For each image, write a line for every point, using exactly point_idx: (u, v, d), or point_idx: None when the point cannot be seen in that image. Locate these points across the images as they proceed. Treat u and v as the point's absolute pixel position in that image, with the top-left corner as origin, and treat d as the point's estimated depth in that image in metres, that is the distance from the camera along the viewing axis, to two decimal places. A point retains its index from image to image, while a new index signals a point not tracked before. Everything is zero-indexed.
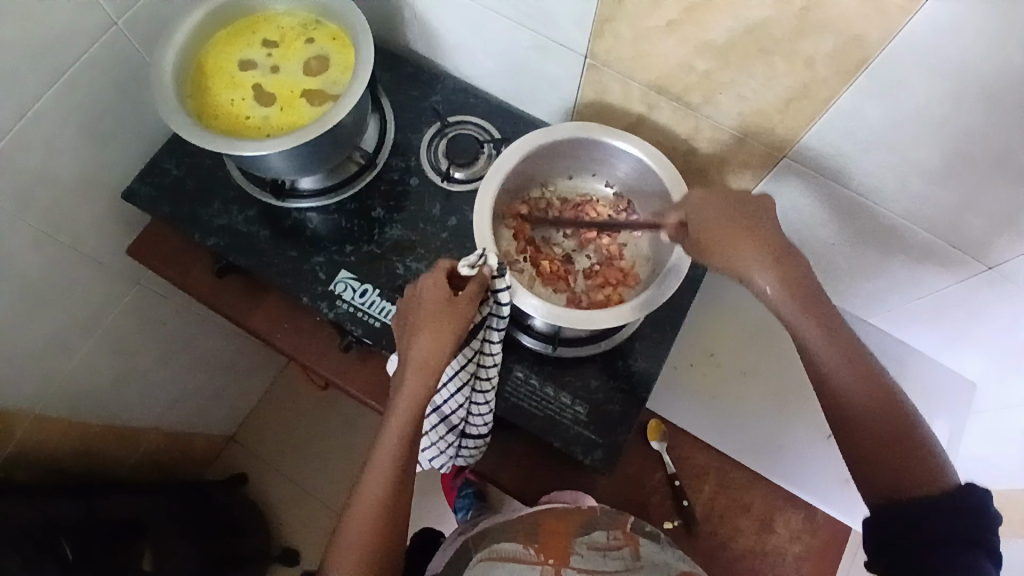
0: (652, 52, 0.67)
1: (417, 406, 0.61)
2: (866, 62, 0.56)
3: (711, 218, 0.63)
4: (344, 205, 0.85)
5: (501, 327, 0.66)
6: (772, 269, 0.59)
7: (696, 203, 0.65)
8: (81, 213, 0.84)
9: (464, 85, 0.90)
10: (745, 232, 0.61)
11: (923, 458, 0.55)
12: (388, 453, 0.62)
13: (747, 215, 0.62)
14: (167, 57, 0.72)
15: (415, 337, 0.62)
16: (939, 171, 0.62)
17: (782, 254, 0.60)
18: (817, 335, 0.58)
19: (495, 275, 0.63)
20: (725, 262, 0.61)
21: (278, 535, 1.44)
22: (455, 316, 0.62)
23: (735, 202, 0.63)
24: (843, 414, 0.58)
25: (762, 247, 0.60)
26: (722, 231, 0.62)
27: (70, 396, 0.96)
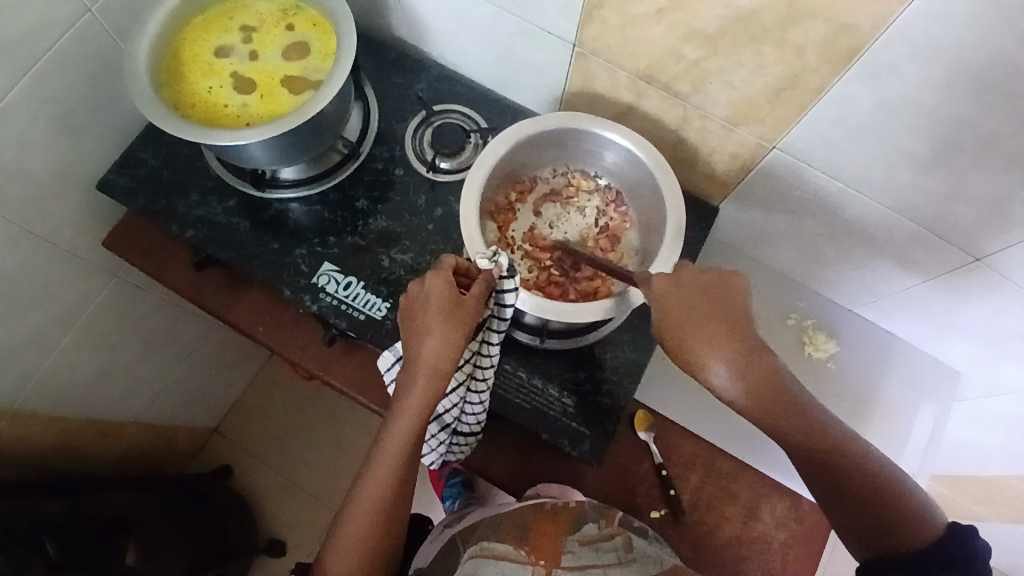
0: (641, 39, 0.66)
1: (426, 402, 0.61)
2: (857, 51, 0.56)
3: (673, 307, 0.59)
4: (327, 196, 0.83)
5: (502, 327, 0.66)
6: (727, 356, 0.57)
7: (662, 295, 0.60)
8: (56, 206, 0.82)
9: (449, 72, 0.89)
10: (702, 321, 0.58)
11: (906, 512, 0.55)
12: (395, 448, 0.62)
13: (700, 299, 0.59)
14: (139, 43, 0.69)
15: (426, 334, 0.61)
16: (929, 160, 0.62)
17: (744, 343, 0.58)
18: (785, 420, 0.57)
19: (504, 275, 0.63)
20: (688, 360, 0.58)
21: (265, 527, 1.43)
22: (466, 313, 0.62)
23: (696, 286, 0.60)
24: (823, 482, 0.57)
25: (718, 339, 0.57)
26: (682, 325, 0.58)
27: (49, 393, 0.94)
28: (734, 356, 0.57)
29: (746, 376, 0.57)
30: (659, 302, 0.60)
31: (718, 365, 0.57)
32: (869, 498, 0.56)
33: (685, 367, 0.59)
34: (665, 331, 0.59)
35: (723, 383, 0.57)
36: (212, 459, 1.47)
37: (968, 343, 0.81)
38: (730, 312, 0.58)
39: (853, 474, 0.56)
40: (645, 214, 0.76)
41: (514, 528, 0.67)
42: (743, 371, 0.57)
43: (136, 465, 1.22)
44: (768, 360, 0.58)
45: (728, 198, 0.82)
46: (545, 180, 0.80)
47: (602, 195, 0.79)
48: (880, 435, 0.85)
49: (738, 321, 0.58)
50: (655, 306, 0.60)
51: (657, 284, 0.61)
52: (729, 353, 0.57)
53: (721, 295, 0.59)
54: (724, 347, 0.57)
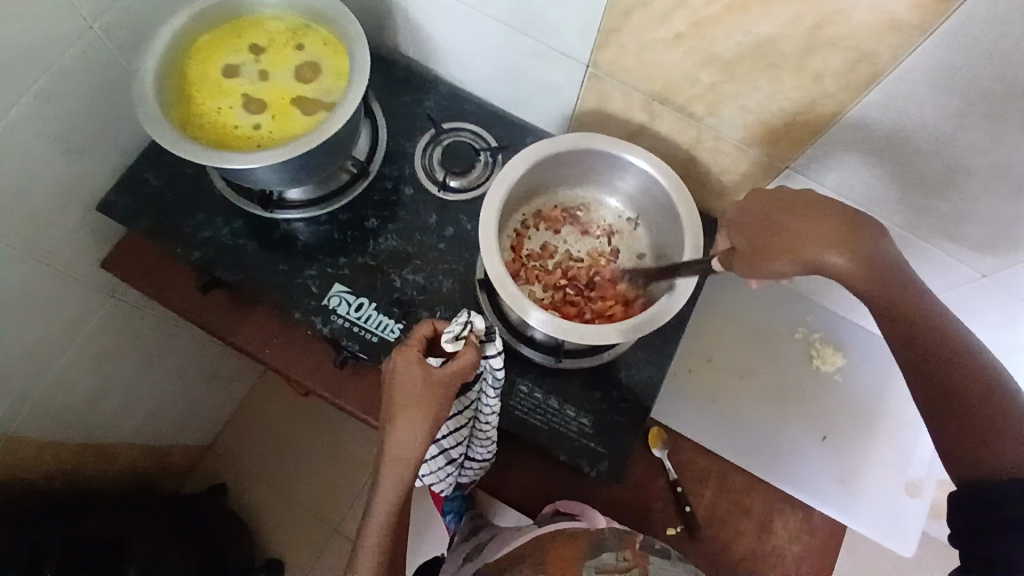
0: (657, 63, 0.67)
1: (402, 495, 0.57)
2: (874, 80, 0.57)
3: (758, 222, 0.62)
4: (336, 215, 0.82)
5: (497, 388, 0.65)
6: (834, 247, 0.59)
7: (743, 214, 0.63)
8: (56, 228, 0.79)
9: (457, 90, 0.88)
10: (796, 224, 0.60)
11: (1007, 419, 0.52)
12: (371, 548, 0.58)
13: (787, 206, 0.61)
14: (147, 62, 0.68)
15: (398, 421, 0.57)
16: (939, 184, 0.63)
17: (850, 229, 0.59)
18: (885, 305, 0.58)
19: (484, 340, 0.61)
20: (789, 265, 0.60)
21: (263, 547, 1.40)
22: (442, 394, 0.58)
23: (786, 200, 0.62)
24: (929, 380, 0.56)
25: (817, 234, 0.59)
26: (778, 232, 0.60)
27: (45, 418, 0.91)
28: (841, 244, 0.59)
29: (853, 260, 0.58)
30: (745, 221, 0.63)
31: (832, 256, 0.58)
32: (968, 403, 0.54)
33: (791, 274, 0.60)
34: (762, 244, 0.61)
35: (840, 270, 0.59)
36: (207, 477, 1.43)
37: None
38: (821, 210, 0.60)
39: (956, 373, 0.55)
40: (659, 233, 0.76)
41: (533, 555, 0.69)
42: (854, 258, 0.59)
43: (130, 485, 1.18)
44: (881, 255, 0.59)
45: None
46: (558, 200, 0.80)
47: (615, 217, 0.80)
48: (886, 448, 0.87)
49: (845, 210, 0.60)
50: (740, 228, 0.63)
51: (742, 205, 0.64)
52: (833, 245, 0.59)
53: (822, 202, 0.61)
54: (829, 232, 0.59)
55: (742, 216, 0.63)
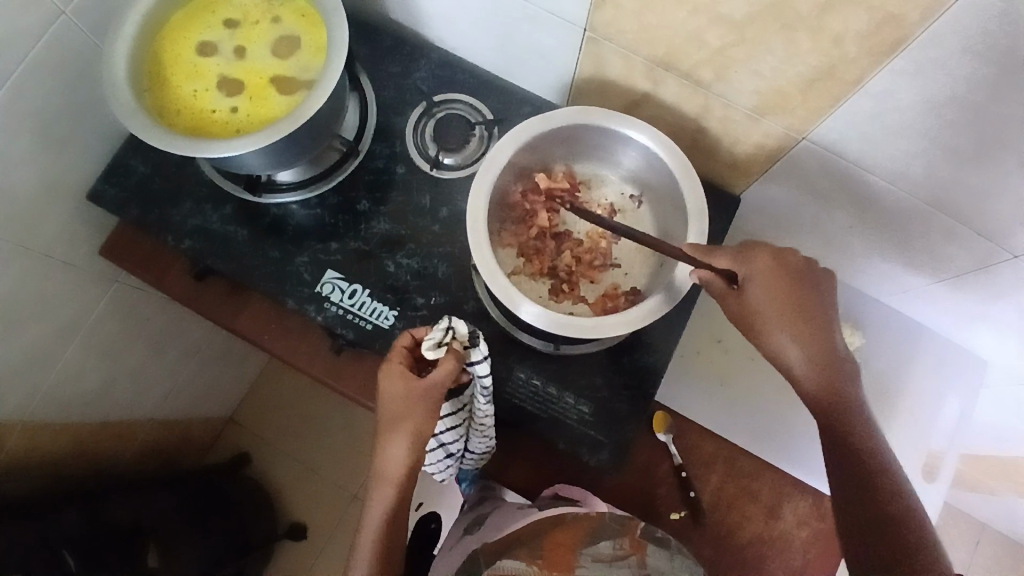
0: (659, 25, 0.61)
1: (394, 495, 0.67)
2: (901, 44, 0.50)
3: (767, 294, 0.60)
4: (327, 198, 0.79)
5: (488, 395, 0.68)
6: (806, 348, 0.60)
7: (760, 271, 0.60)
8: (47, 219, 0.78)
9: (450, 57, 0.83)
10: (790, 309, 0.60)
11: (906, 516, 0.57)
12: (370, 539, 0.67)
13: (797, 285, 0.60)
14: (117, 46, 0.64)
15: (388, 433, 0.66)
16: (971, 157, 0.57)
17: (819, 331, 0.61)
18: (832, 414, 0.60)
19: (467, 346, 0.65)
20: (764, 340, 0.61)
21: (284, 513, 1.45)
22: (420, 405, 0.64)
23: (795, 270, 0.61)
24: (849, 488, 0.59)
25: (801, 326, 0.60)
26: (774, 308, 0.60)
27: (59, 403, 0.93)
28: (813, 348, 0.60)
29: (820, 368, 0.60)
30: (756, 278, 0.61)
31: (795, 352, 0.60)
32: (885, 514, 0.57)
33: (761, 346, 0.62)
34: (749, 316, 0.61)
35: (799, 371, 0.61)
36: (229, 448, 1.48)
37: (995, 333, 0.78)
38: (819, 299, 0.61)
39: (874, 475, 0.58)
40: (664, 210, 0.72)
41: (531, 538, 0.68)
42: (821, 366, 0.60)
43: (151, 461, 1.22)
44: (846, 363, 0.61)
45: (751, 186, 0.77)
46: (556, 173, 0.75)
47: (617, 195, 0.76)
48: (904, 429, 0.84)
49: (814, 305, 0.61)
50: (750, 282, 0.61)
51: (757, 255, 0.61)
52: (811, 348, 0.60)
53: (814, 285, 0.61)
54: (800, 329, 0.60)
55: (761, 280, 0.60)
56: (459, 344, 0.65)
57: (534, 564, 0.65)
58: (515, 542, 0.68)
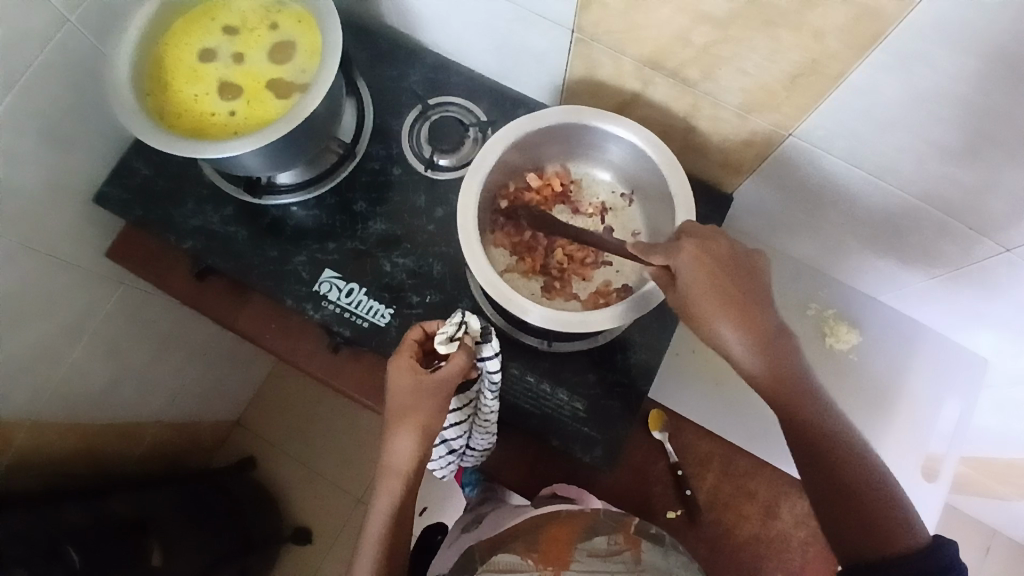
0: (645, 24, 0.62)
1: (402, 487, 0.68)
2: (880, 37, 0.51)
3: (699, 282, 0.59)
4: (325, 199, 0.80)
5: (495, 389, 0.69)
6: (745, 332, 0.59)
7: (688, 259, 0.60)
8: (54, 219, 0.80)
9: (445, 61, 0.84)
10: (722, 296, 0.59)
11: (873, 498, 0.58)
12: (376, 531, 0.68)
13: (723, 271, 0.59)
14: (120, 53, 0.67)
15: (396, 425, 0.66)
16: (957, 152, 0.57)
17: (757, 313, 0.59)
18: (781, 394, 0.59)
19: (478, 341, 0.66)
20: (704, 329, 0.60)
21: (288, 516, 1.46)
22: (430, 398, 0.65)
23: (720, 256, 0.60)
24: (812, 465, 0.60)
25: (737, 311, 0.59)
26: (706, 296, 0.59)
27: (66, 402, 0.95)
28: (752, 331, 0.59)
29: (764, 349, 0.59)
30: (685, 268, 0.60)
31: (735, 339, 0.59)
32: (852, 487, 0.58)
33: (704, 335, 0.61)
34: (686, 306, 0.60)
35: (744, 359, 0.59)
36: (235, 451, 1.49)
37: (994, 330, 0.77)
38: (753, 281, 0.60)
39: (831, 445, 0.59)
40: (655, 207, 0.73)
41: (527, 532, 0.68)
42: (765, 349, 0.59)
43: (157, 462, 1.24)
44: (788, 342, 0.60)
45: (743, 185, 0.78)
46: (548, 171, 0.76)
47: (609, 194, 0.77)
48: (901, 430, 0.83)
49: (750, 288, 0.60)
50: (682, 270, 0.60)
51: (685, 246, 0.60)
52: (750, 332, 0.59)
53: (744, 267, 0.60)
54: (739, 317, 0.59)
55: (688, 272, 0.60)
56: (471, 339, 0.66)
57: (530, 558, 0.65)
58: (509, 536, 0.68)
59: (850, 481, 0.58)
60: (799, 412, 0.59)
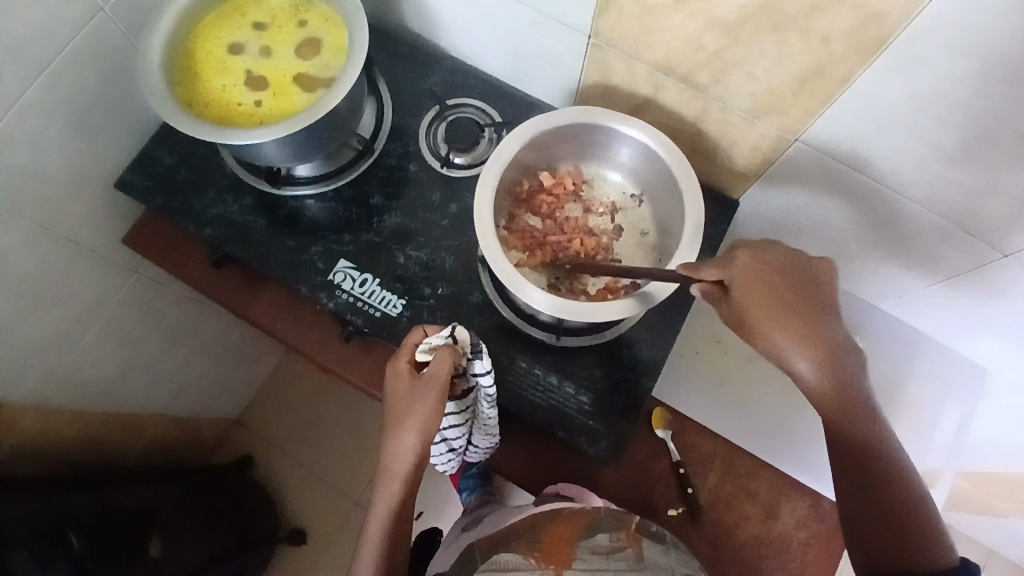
0: (659, 29, 0.65)
1: (400, 492, 0.65)
2: (885, 42, 0.54)
3: (755, 294, 0.57)
4: (342, 191, 0.83)
5: (492, 400, 0.70)
6: (807, 347, 0.57)
7: (741, 272, 0.58)
8: (77, 203, 0.82)
9: (463, 65, 0.88)
10: (783, 309, 0.57)
11: (910, 515, 0.57)
12: (375, 537, 0.65)
13: (783, 284, 0.57)
14: (154, 42, 0.69)
15: (395, 428, 0.65)
16: (956, 153, 0.60)
17: (814, 326, 0.57)
18: (834, 414, 0.57)
19: (468, 354, 0.66)
20: (765, 344, 0.58)
21: (285, 517, 1.45)
22: (428, 402, 0.64)
23: (781, 269, 0.58)
24: (853, 480, 0.59)
25: (800, 325, 0.57)
26: (765, 309, 0.57)
27: (74, 388, 0.96)
28: (816, 346, 0.57)
29: (823, 365, 0.57)
30: (739, 281, 0.58)
31: (798, 354, 0.57)
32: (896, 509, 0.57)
33: (763, 351, 0.59)
34: (743, 321, 0.58)
35: (805, 375, 0.57)
36: (234, 450, 1.49)
37: (995, 338, 0.79)
38: (814, 294, 0.58)
39: (878, 465, 0.58)
40: (664, 206, 0.75)
41: (527, 532, 0.65)
42: (824, 365, 0.57)
43: (158, 456, 1.24)
44: (853, 358, 0.57)
45: (749, 190, 0.80)
46: (561, 171, 0.79)
47: (619, 194, 0.80)
48: (904, 434, 0.85)
49: (808, 302, 0.58)
50: (733, 285, 0.58)
51: (738, 259, 0.59)
52: (812, 346, 0.57)
53: (809, 281, 0.59)
54: (795, 332, 0.57)
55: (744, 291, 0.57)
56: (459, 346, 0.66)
57: (532, 556, 0.60)
58: (510, 536, 0.65)
59: (891, 497, 0.57)
60: (852, 430, 0.57)
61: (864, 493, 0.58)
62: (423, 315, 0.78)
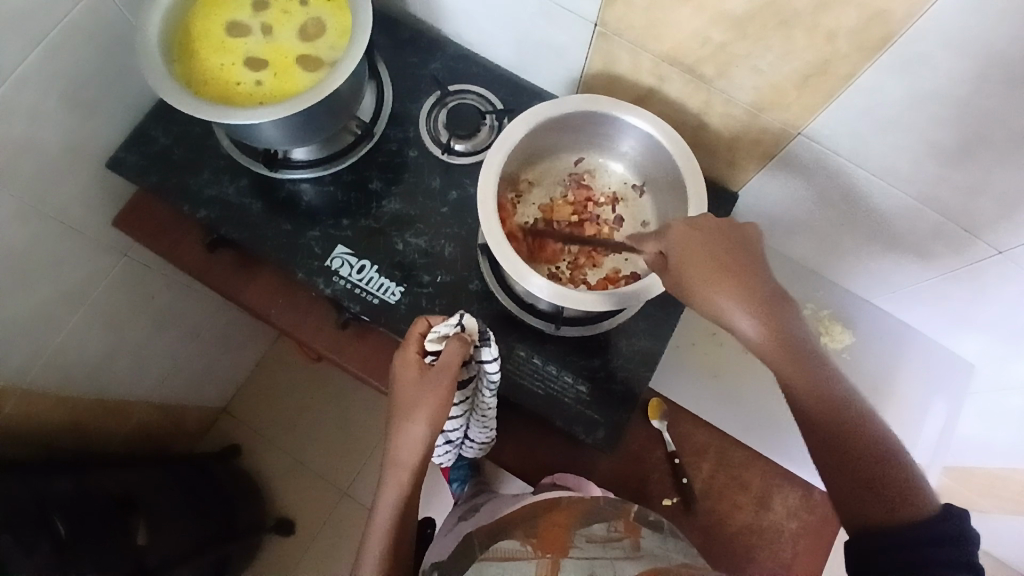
0: (665, 20, 0.64)
1: (408, 483, 0.65)
2: (890, 39, 0.54)
3: (688, 255, 0.60)
4: (340, 176, 0.81)
5: (493, 387, 0.70)
6: (739, 299, 0.58)
7: (678, 236, 0.62)
8: (67, 181, 0.80)
9: (464, 51, 0.87)
10: (712, 264, 0.59)
11: (907, 488, 0.53)
12: (382, 527, 0.64)
13: (716, 244, 0.60)
14: (151, 18, 0.68)
15: (403, 418, 0.64)
16: (954, 152, 0.61)
17: (748, 279, 0.59)
18: (789, 361, 0.57)
19: (478, 344, 0.66)
20: (701, 301, 0.59)
21: (271, 506, 1.44)
22: (436, 391, 0.63)
23: (711, 232, 0.61)
24: (815, 428, 0.56)
25: (731, 279, 0.59)
26: (698, 266, 0.60)
27: (60, 371, 0.94)
28: (747, 298, 0.58)
29: (762, 316, 0.58)
30: (674, 245, 0.62)
31: (730, 307, 0.58)
32: (861, 448, 0.55)
33: (699, 309, 0.60)
34: (681, 279, 0.60)
35: (745, 328, 0.58)
36: (221, 438, 1.47)
37: (985, 335, 0.81)
38: (745, 252, 0.60)
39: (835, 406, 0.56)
40: (665, 198, 0.76)
41: (525, 521, 0.64)
42: (760, 317, 0.58)
43: (141, 442, 1.21)
44: (787, 309, 0.59)
45: (748, 183, 0.81)
46: (558, 163, 0.80)
47: (620, 184, 0.80)
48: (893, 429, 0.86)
49: (742, 258, 0.60)
50: (671, 248, 0.62)
51: (672, 227, 0.63)
52: (744, 300, 0.58)
53: (736, 242, 0.61)
54: (731, 284, 0.58)
55: (679, 250, 0.61)
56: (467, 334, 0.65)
57: (529, 543, 0.60)
58: (508, 527, 0.64)
59: (879, 466, 0.54)
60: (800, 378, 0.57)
61: (845, 460, 0.55)
62: (422, 303, 0.77)
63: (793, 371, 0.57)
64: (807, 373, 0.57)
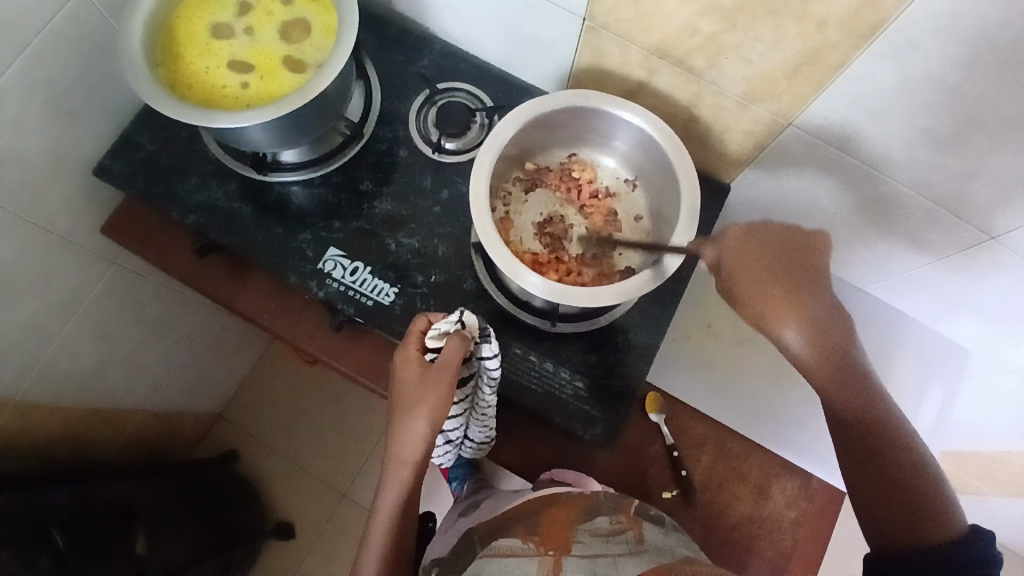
0: (653, 13, 0.64)
1: (408, 481, 0.64)
2: (879, 26, 0.54)
3: (742, 268, 0.59)
4: (330, 177, 0.81)
5: (493, 384, 0.69)
6: (799, 317, 0.57)
7: (733, 246, 0.60)
8: (52, 190, 0.79)
9: (452, 49, 0.86)
10: (771, 279, 0.58)
11: (936, 510, 0.54)
12: (382, 526, 0.64)
13: (784, 256, 0.59)
14: (133, 22, 0.67)
15: (402, 416, 0.64)
16: (945, 138, 0.61)
17: (806, 293, 0.58)
18: (834, 383, 0.57)
19: (478, 339, 0.65)
20: (752, 315, 0.58)
21: (271, 510, 1.43)
22: (436, 389, 0.63)
23: (769, 242, 0.59)
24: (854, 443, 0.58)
25: (792, 294, 0.57)
26: (749, 281, 0.58)
27: (53, 382, 0.92)
28: (807, 316, 0.57)
29: (816, 333, 0.57)
30: (730, 254, 0.60)
31: (785, 323, 0.57)
32: (901, 469, 0.56)
33: (750, 322, 0.59)
34: (733, 292, 0.59)
35: (793, 344, 0.58)
36: (218, 443, 1.46)
37: (980, 321, 0.81)
38: (807, 265, 0.59)
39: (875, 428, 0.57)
40: (658, 192, 0.76)
41: (526, 518, 0.64)
42: (814, 335, 0.57)
43: (137, 450, 1.20)
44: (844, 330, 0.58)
45: (740, 175, 0.81)
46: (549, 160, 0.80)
47: (612, 179, 0.80)
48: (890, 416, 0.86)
49: (807, 272, 0.59)
50: (726, 258, 0.60)
51: (729, 234, 0.61)
52: (802, 317, 0.57)
53: (802, 254, 0.59)
54: (792, 300, 0.57)
55: (734, 257, 0.59)
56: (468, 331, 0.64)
57: (530, 539, 0.59)
58: (509, 523, 0.64)
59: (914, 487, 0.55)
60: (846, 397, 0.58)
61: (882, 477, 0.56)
62: (416, 303, 0.77)
63: (832, 392, 0.58)
64: (852, 395, 0.58)
